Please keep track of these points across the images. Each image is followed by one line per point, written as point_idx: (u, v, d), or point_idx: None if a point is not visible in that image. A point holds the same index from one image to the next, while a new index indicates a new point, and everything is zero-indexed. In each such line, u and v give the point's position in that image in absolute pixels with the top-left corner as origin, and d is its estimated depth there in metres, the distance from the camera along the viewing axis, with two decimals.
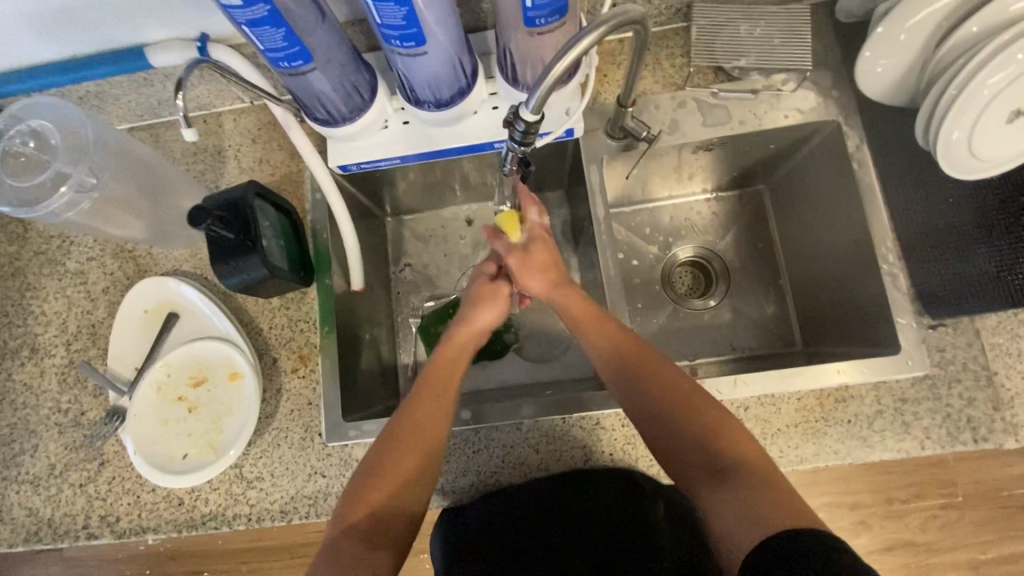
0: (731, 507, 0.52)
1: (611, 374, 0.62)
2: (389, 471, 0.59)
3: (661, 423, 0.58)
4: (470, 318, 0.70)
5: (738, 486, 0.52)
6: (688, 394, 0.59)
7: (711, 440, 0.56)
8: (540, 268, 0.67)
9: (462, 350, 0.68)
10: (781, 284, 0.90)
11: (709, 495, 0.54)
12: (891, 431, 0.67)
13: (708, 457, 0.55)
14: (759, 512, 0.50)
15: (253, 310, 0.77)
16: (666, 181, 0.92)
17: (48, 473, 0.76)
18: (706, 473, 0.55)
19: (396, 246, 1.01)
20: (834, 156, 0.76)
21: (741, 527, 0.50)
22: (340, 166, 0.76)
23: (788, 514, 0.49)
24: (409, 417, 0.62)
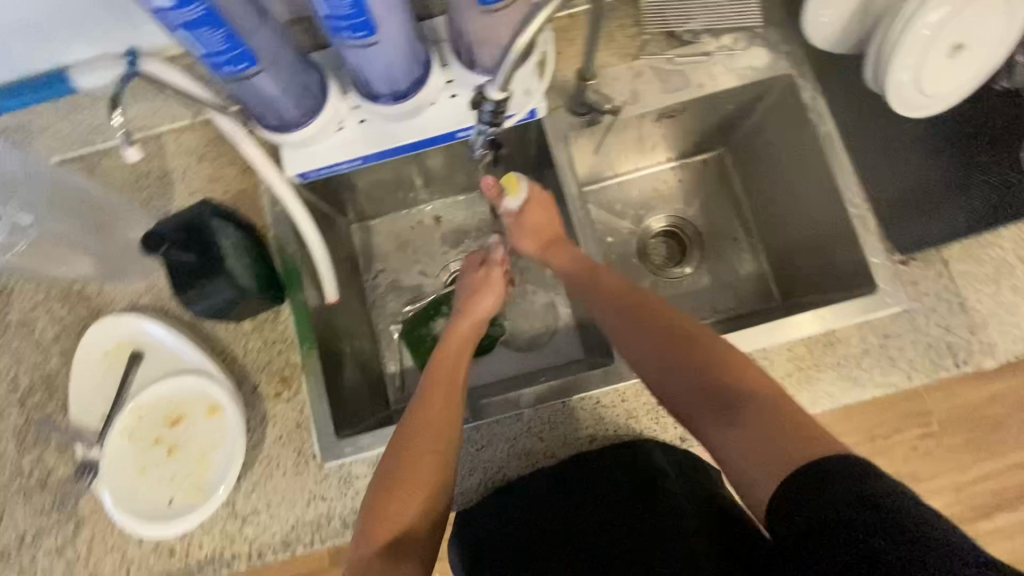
0: (741, 439, 0.51)
1: (623, 339, 0.64)
2: (402, 468, 0.59)
3: (665, 371, 0.59)
4: (469, 308, 0.75)
5: (748, 418, 0.51)
6: (694, 342, 0.59)
7: (716, 376, 0.56)
8: (533, 227, 0.75)
9: (466, 340, 0.73)
10: (753, 242, 0.92)
11: (720, 435, 0.53)
12: (879, 368, 0.69)
13: (713, 393, 0.55)
14: (772, 444, 0.49)
15: (224, 336, 0.72)
16: (630, 154, 0.92)
17: (19, 542, 0.70)
18: (715, 410, 0.54)
19: (365, 253, 0.97)
20: (790, 109, 0.78)
21: (754, 460, 0.49)
22: (300, 172, 0.73)
23: (803, 441, 0.47)
24: (418, 413, 0.63)
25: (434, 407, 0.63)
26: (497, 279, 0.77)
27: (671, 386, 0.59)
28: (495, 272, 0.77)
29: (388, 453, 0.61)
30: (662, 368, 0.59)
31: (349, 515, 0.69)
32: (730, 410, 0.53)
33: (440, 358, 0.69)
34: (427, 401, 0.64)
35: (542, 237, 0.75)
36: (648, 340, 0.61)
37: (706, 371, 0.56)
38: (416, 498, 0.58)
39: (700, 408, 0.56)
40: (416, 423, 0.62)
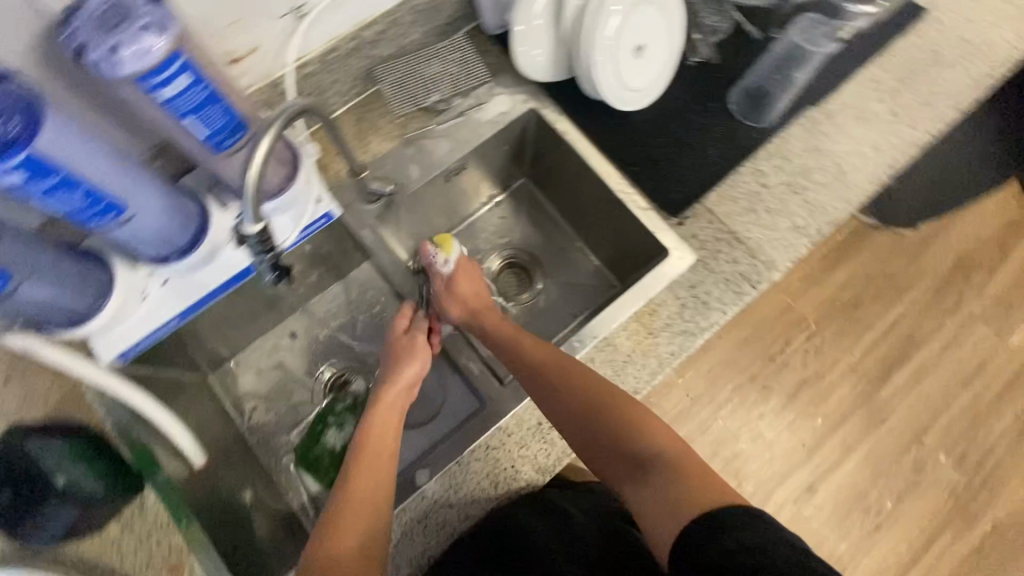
0: (655, 497, 0.60)
1: (548, 400, 0.71)
2: (342, 517, 0.60)
3: (591, 435, 0.68)
4: (394, 374, 0.75)
5: (659, 478, 0.61)
6: (614, 404, 0.68)
7: (633, 437, 0.66)
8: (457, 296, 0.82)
9: (392, 408, 0.72)
10: (579, 245, 1.02)
11: (635, 493, 0.63)
12: (698, 315, 0.78)
13: (629, 453, 0.65)
14: (677, 498, 0.58)
15: (91, 551, 0.67)
16: (444, 213, 1.00)
17: None
18: (633, 470, 0.64)
19: (234, 397, 0.96)
20: (548, 132, 0.90)
21: (665, 510, 0.58)
22: (117, 355, 0.71)
23: (702, 492, 0.57)
24: (358, 458, 0.65)
25: (371, 452, 0.66)
26: (422, 347, 0.78)
27: (598, 447, 0.68)
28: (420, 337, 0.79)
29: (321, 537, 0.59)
30: (589, 432, 0.68)
31: None
32: (642, 469, 0.64)
33: (374, 428, 0.69)
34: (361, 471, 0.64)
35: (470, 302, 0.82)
36: (575, 409, 0.69)
37: (621, 432, 0.66)
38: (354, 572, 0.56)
39: (620, 465, 0.66)
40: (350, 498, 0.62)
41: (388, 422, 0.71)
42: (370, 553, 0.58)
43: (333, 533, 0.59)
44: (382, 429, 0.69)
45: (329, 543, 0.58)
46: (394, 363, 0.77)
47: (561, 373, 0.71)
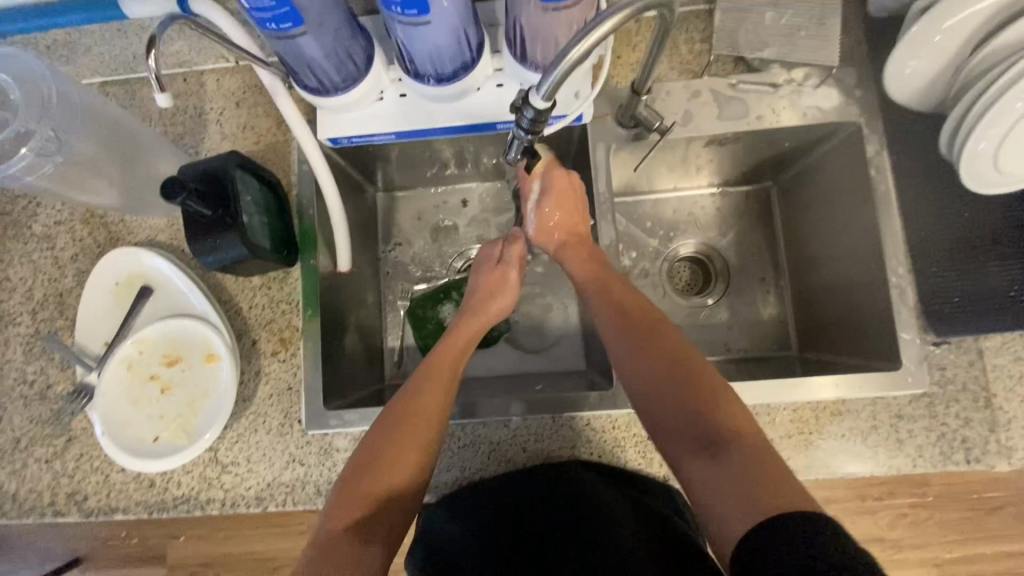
0: (724, 480, 0.49)
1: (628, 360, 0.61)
2: (393, 424, 0.59)
3: (665, 405, 0.56)
4: (479, 307, 0.73)
5: (734, 462, 0.49)
6: (702, 383, 0.56)
7: (715, 418, 0.53)
8: (558, 201, 0.73)
9: (475, 331, 0.71)
10: (781, 286, 0.88)
11: (698, 468, 0.51)
12: (884, 447, 0.66)
13: (702, 430, 0.53)
14: (753, 491, 0.47)
15: (232, 287, 0.73)
16: (672, 173, 0.88)
17: (12, 447, 0.72)
18: (698, 449, 0.52)
19: (387, 222, 0.96)
20: (851, 156, 0.73)
21: (734, 495, 0.48)
22: (331, 138, 0.71)
23: (780, 490, 0.47)
24: (422, 370, 0.63)
25: (436, 368, 0.64)
26: (512, 289, 0.74)
27: (666, 426, 0.56)
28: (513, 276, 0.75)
29: (377, 433, 0.59)
30: (667, 406, 0.56)
31: (323, 484, 0.70)
32: (709, 446, 0.52)
33: (446, 347, 0.68)
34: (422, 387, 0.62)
35: (572, 207, 0.73)
36: (661, 379, 0.58)
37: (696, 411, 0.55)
38: (398, 481, 0.57)
39: (688, 440, 0.53)
40: (407, 405, 0.60)
41: (460, 344, 0.69)
42: (416, 467, 0.57)
43: (389, 438, 0.58)
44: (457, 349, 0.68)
45: (382, 446, 0.57)
46: (481, 291, 0.75)
47: (660, 336, 0.61)
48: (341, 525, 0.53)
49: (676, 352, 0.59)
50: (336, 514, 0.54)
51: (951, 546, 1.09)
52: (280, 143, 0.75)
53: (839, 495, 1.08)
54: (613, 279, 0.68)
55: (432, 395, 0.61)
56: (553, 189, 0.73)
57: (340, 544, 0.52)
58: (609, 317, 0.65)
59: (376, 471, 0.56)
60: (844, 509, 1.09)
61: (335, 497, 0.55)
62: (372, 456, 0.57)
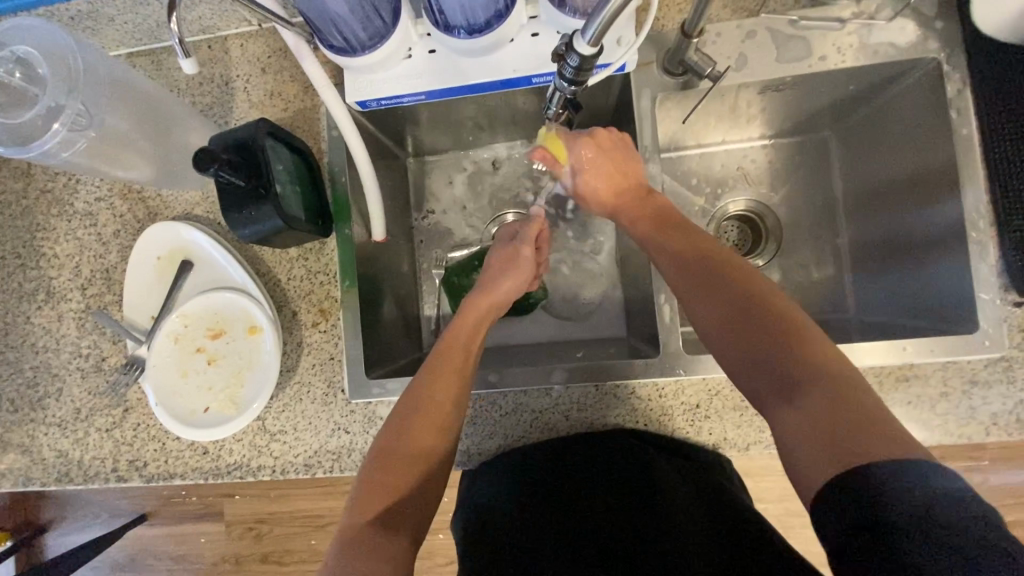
0: (805, 425, 0.44)
1: (691, 294, 0.57)
2: (412, 423, 0.57)
3: (741, 356, 0.51)
4: (488, 286, 0.70)
5: (819, 402, 0.44)
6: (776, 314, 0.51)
7: (793, 352, 0.48)
8: (608, 169, 0.67)
9: (483, 317, 0.68)
10: (838, 244, 0.83)
11: (780, 411, 0.47)
12: (954, 414, 0.62)
13: (780, 371, 0.48)
14: (836, 435, 0.42)
15: (270, 259, 0.72)
16: (719, 125, 0.82)
17: (74, 417, 0.76)
18: (778, 394, 0.47)
19: (418, 188, 0.94)
20: (926, 98, 0.66)
21: (821, 439, 0.43)
22: (360, 102, 0.69)
23: (869, 437, 0.41)
24: (432, 365, 0.61)
25: (447, 361, 0.62)
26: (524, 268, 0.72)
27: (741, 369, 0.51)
28: (524, 253, 0.73)
29: (393, 428, 0.57)
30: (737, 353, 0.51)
31: (368, 452, 0.70)
32: (795, 392, 0.46)
33: (456, 333, 0.65)
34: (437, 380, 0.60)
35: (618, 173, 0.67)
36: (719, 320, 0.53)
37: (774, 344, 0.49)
38: (416, 480, 0.55)
39: (768, 381, 0.48)
40: (422, 399, 0.59)
41: (473, 329, 0.66)
42: (435, 468, 0.57)
43: (405, 434, 0.56)
44: (470, 339, 0.65)
45: (399, 441, 0.56)
46: (495, 275, 0.71)
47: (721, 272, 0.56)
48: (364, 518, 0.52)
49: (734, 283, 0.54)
50: (358, 509, 0.53)
51: (1009, 511, 1.04)
52: (309, 109, 0.73)
53: None
54: (664, 207, 0.65)
55: (447, 392, 0.59)
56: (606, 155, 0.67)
57: (367, 537, 0.51)
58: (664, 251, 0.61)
59: (395, 468, 0.55)
60: None
61: (356, 492, 0.55)
62: (393, 456, 0.56)
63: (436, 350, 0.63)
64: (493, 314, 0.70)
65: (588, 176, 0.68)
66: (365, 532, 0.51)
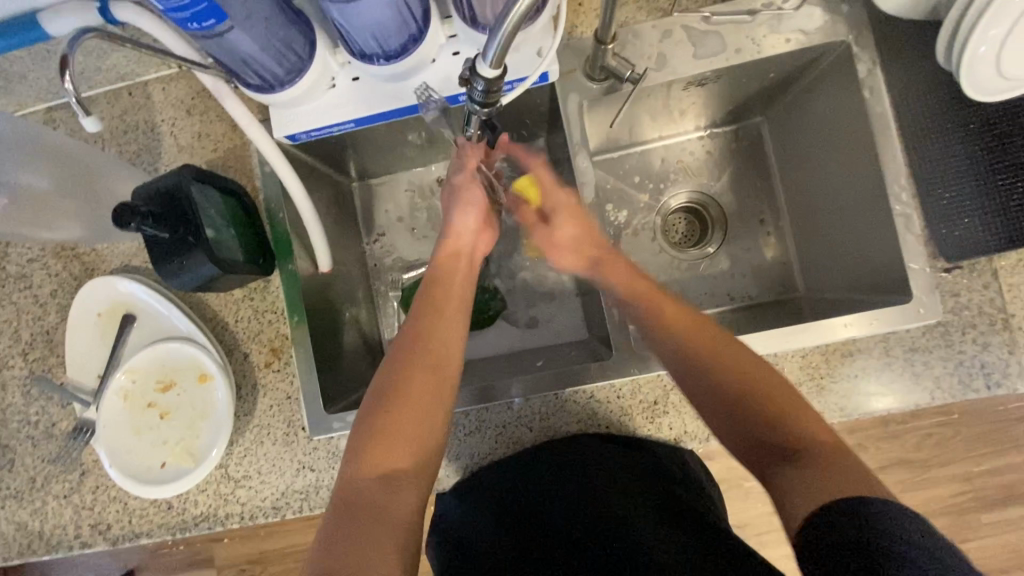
0: (805, 484, 0.46)
1: (676, 367, 0.58)
2: (412, 364, 0.58)
3: (738, 438, 0.53)
4: (453, 225, 0.68)
5: (810, 459, 0.47)
6: (758, 388, 0.54)
7: (775, 423, 0.51)
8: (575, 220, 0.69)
9: (457, 256, 0.67)
10: (780, 226, 0.85)
11: (786, 472, 0.48)
12: (899, 383, 0.63)
13: (764, 438, 0.51)
14: (829, 487, 0.44)
15: (214, 303, 0.71)
16: (654, 122, 0.83)
17: (30, 487, 0.73)
18: (778, 459, 0.50)
19: (367, 213, 0.94)
20: (840, 80, 0.67)
21: (820, 485, 0.45)
22: (289, 135, 0.68)
23: (848, 473, 0.45)
24: (429, 305, 0.62)
25: (445, 301, 0.63)
26: (475, 188, 0.68)
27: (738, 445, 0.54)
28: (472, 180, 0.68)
29: (383, 390, 0.57)
30: (733, 438, 0.54)
31: (336, 486, 0.70)
32: (790, 453, 0.49)
33: (435, 283, 0.64)
34: (425, 339, 0.59)
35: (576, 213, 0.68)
36: (713, 403, 0.55)
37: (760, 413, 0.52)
38: (417, 429, 0.55)
39: (765, 450, 0.51)
40: (412, 360, 0.58)
41: (458, 275, 0.66)
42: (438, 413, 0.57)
43: (396, 396, 0.56)
44: (457, 277, 0.65)
45: (392, 403, 0.55)
46: (452, 209, 0.68)
47: (726, 351, 0.57)
48: (358, 479, 0.52)
49: (701, 341, 0.58)
50: (354, 469, 0.53)
51: (975, 462, 1.08)
52: (239, 148, 0.72)
53: (861, 423, 1.08)
54: (614, 258, 0.67)
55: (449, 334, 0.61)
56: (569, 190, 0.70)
57: (365, 492, 0.51)
58: (655, 335, 0.61)
59: (392, 431, 0.54)
60: (866, 437, 1.08)
61: (351, 451, 0.54)
62: (392, 399, 0.56)
63: (422, 299, 0.63)
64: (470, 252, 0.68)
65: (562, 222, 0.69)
66: (365, 485, 0.52)
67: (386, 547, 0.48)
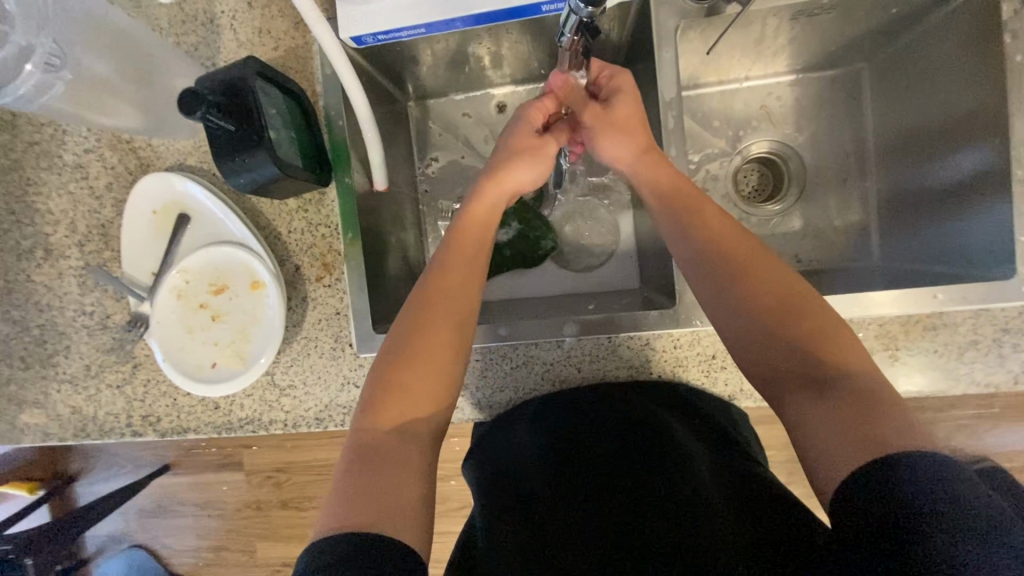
0: (827, 417, 0.43)
1: (713, 291, 0.53)
2: (432, 308, 0.54)
3: (763, 339, 0.50)
4: (506, 175, 0.62)
5: (842, 396, 0.44)
6: (795, 299, 0.50)
7: (814, 349, 0.48)
8: (619, 127, 0.61)
9: (490, 211, 0.62)
10: (865, 187, 0.79)
11: (805, 408, 0.45)
12: (983, 363, 0.59)
13: (797, 348, 0.48)
14: (867, 431, 0.41)
15: (268, 212, 0.70)
16: (745, 59, 0.76)
17: (85, 373, 0.75)
18: (799, 386, 0.47)
19: (421, 135, 0.89)
20: (976, 21, 0.61)
21: (851, 424, 0.42)
22: (354, 36, 0.64)
23: (892, 428, 0.40)
24: (447, 249, 0.58)
25: (462, 246, 0.58)
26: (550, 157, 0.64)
27: (767, 365, 0.50)
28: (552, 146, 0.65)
29: (397, 337, 0.53)
30: (765, 340, 0.50)
31: None
32: (816, 384, 0.46)
33: (460, 235, 0.59)
34: (440, 291, 0.54)
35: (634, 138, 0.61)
36: (730, 288, 0.52)
37: (790, 314, 0.50)
38: (432, 379, 0.51)
39: (789, 377, 0.48)
40: (428, 316, 0.53)
41: (484, 241, 0.60)
42: (453, 358, 0.52)
43: (410, 351, 0.51)
44: (488, 216, 0.61)
45: (406, 362, 0.51)
46: (513, 163, 0.63)
47: (748, 253, 0.53)
48: (375, 435, 0.48)
49: (743, 272, 0.52)
50: (370, 422, 0.49)
51: (1014, 456, 1.04)
52: (302, 48, 0.68)
53: None
54: (674, 176, 0.59)
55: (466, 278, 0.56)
56: (611, 117, 0.61)
57: (377, 449, 0.47)
58: (669, 223, 0.58)
59: (404, 385, 0.50)
60: None
61: (365, 404, 0.50)
62: (403, 343, 0.52)
63: (442, 245, 0.59)
64: (501, 206, 0.63)
65: (604, 135, 0.62)
66: (376, 442, 0.47)
67: (403, 506, 0.43)
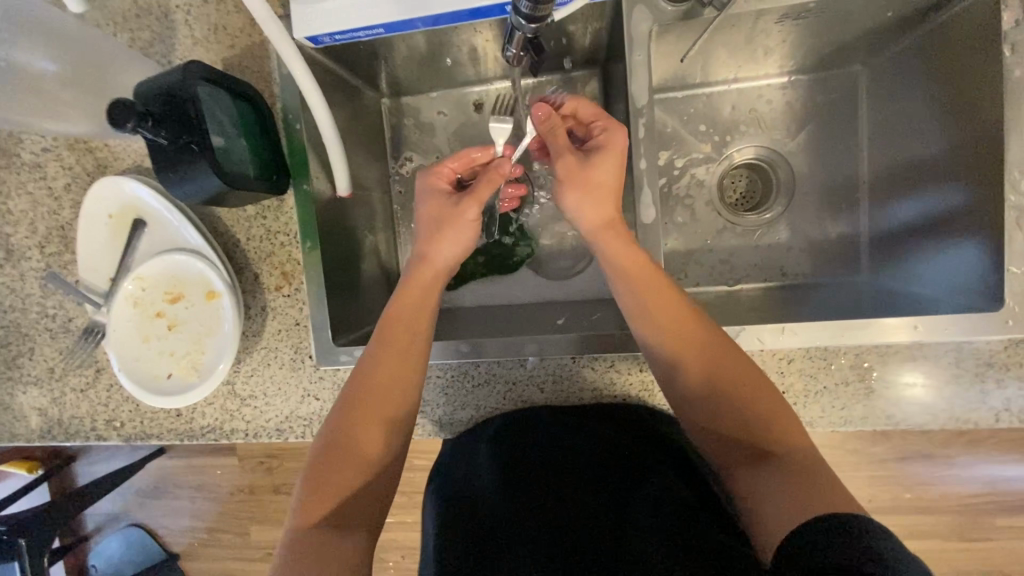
0: (775, 483, 0.44)
1: (669, 363, 0.52)
2: (366, 403, 0.53)
3: (718, 409, 0.50)
4: (429, 254, 0.60)
5: (788, 467, 0.44)
6: (746, 376, 0.50)
7: (756, 424, 0.48)
8: (592, 186, 0.57)
9: (427, 289, 0.60)
10: (856, 199, 0.74)
11: (751, 477, 0.46)
12: (963, 397, 0.57)
13: (747, 425, 0.48)
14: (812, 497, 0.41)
15: (226, 218, 0.68)
16: (732, 59, 0.71)
17: (49, 377, 0.75)
18: (748, 457, 0.47)
19: (394, 132, 0.86)
20: (978, 27, 0.57)
21: (793, 491, 0.42)
22: (310, 36, 0.61)
23: (829, 489, 0.42)
24: (381, 338, 0.56)
25: (400, 328, 0.57)
26: (468, 226, 0.60)
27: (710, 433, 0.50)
28: (469, 212, 0.60)
29: (331, 431, 0.53)
30: (712, 407, 0.50)
31: None
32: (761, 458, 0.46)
33: (396, 319, 0.57)
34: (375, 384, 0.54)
35: (607, 203, 0.57)
36: (677, 367, 0.52)
37: (739, 394, 0.49)
38: (366, 469, 0.51)
39: (738, 448, 0.48)
40: (361, 412, 0.53)
41: (422, 315, 0.58)
42: (387, 448, 0.53)
43: (345, 445, 0.52)
44: (419, 297, 0.59)
45: (340, 457, 0.51)
46: (433, 234, 0.60)
47: (696, 323, 0.53)
48: (309, 529, 0.48)
49: (697, 346, 0.52)
50: (303, 518, 0.48)
51: (1009, 467, 1.01)
52: (259, 47, 0.65)
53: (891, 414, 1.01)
54: (636, 249, 0.56)
55: (400, 368, 0.55)
56: (586, 176, 0.56)
57: (311, 545, 0.47)
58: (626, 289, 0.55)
59: (338, 479, 0.50)
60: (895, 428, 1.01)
61: (301, 496, 0.50)
62: (337, 440, 0.52)
63: (378, 330, 0.57)
64: (437, 284, 0.61)
65: (578, 195, 0.57)
66: (309, 538, 0.47)
67: None
